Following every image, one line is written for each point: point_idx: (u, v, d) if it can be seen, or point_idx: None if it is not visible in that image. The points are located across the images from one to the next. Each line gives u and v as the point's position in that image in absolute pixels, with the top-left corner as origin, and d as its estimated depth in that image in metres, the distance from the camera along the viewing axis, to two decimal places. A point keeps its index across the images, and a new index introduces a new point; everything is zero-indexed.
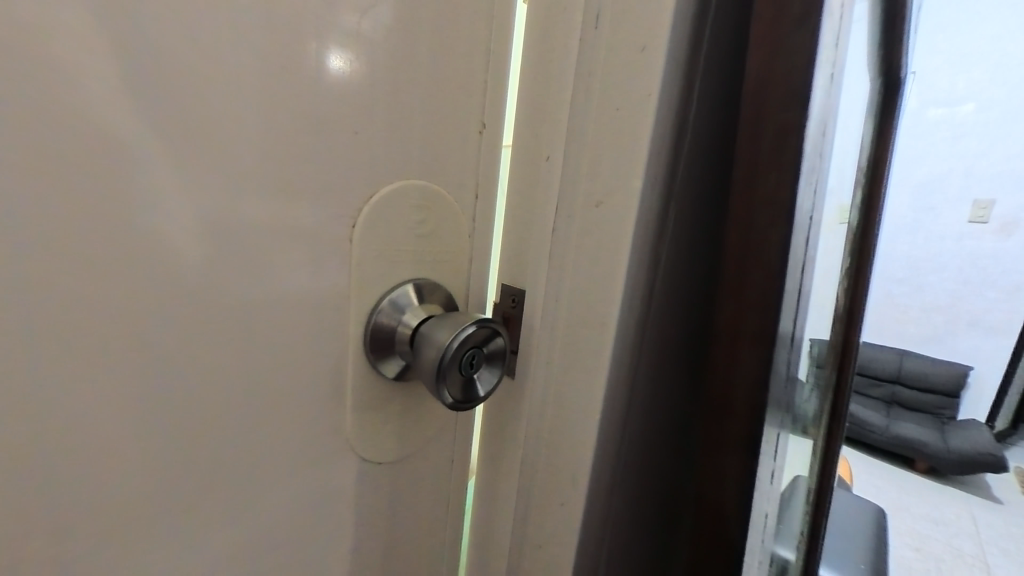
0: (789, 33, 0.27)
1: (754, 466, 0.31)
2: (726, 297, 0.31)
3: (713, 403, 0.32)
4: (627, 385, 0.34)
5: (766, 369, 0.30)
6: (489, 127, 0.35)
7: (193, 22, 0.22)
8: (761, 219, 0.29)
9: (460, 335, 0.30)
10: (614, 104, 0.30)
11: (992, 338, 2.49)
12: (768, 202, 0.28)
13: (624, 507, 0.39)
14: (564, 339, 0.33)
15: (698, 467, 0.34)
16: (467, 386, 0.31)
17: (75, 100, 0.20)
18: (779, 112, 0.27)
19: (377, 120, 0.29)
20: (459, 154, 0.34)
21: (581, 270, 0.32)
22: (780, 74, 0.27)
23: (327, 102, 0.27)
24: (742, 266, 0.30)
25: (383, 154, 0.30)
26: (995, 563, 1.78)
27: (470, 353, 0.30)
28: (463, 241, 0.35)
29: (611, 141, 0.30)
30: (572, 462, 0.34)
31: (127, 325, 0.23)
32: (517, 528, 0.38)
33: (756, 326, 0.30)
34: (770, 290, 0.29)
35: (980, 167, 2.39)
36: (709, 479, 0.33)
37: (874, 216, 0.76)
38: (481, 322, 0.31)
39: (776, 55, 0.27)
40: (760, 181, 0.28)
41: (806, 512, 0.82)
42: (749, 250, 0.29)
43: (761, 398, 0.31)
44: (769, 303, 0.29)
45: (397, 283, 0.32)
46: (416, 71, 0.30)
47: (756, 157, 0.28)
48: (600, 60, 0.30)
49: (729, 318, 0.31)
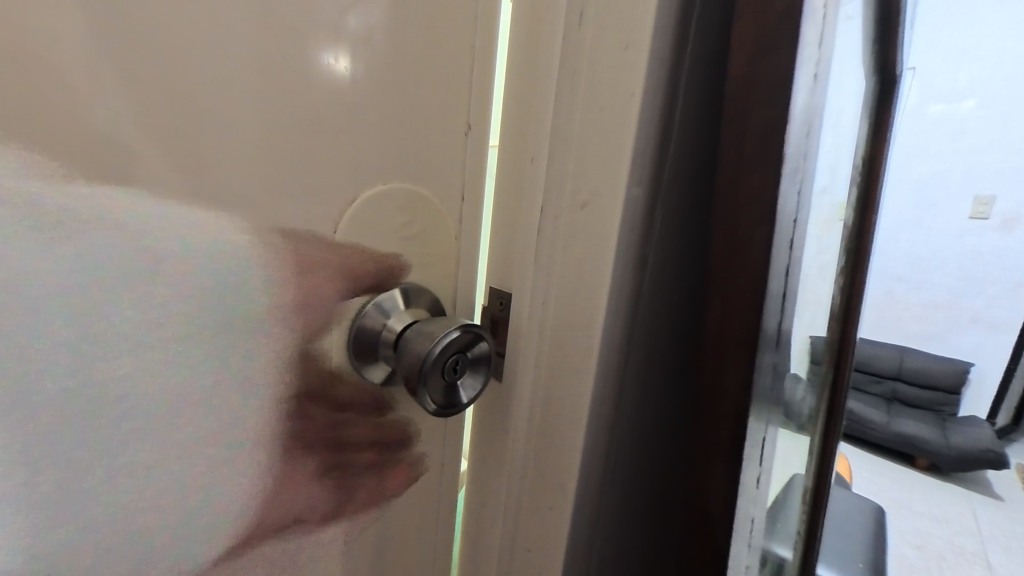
0: (772, 33, 0.26)
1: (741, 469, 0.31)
2: (713, 299, 0.30)
3: (699, 405, 0.32)
4: (614, 387, 0.34)
5: (751, 371, 0.30)
6: (476, 127, 0.34)
7: (172, 19, 0.22)
8: (744, 221, 0.28)
9: (444, 340, 0.30)
10: (599, 103, 0.29)
11: (991, 334, 2.49)
12: (749, 204, 0.28)
13: (614, 508, 0.39)
14: (552, 340, 0.33)
15: (687, 470, 0.34)
16: (450, 391, 0.31)
17: (53, 100, 0.20)
18: (761, 112, 0.27)
19: (364, 120, 0.29)
20: (446, 154, 0.33)
21: (566, 271, 0.32)
22: (762, 74, 0.27)
23: (314, 100, 0.27)
24: (728, 267, 0.29)
25: (370, 155, 0.30)
26: (996, 561, 1.78)
27: (454, 358, 0.30)
28: (450, 243, 0.35)
29: (596, 141, 0.30)
30: (561, 462, 0.34)
31: (107, 330, 0.23)
32: (508, 532, 0.37)
33: (741, 329, 0.30)
34: (755, 293, 0.29)
35: (981, 163, 2.38)
36: (696, 482, 0.33)
37: (870, 214, 0.75)
38: (466, 326, 0.30)
39: (760, 52, 0.27)
40: (744, 182, 0.28)
41: (804, 511, 0.82)
42: (730, 252, 0.29)
43: (746, 399, 0.30)
44: (755, 304, 0.29)
45: (382, 286, 0.32)
46: (404, 69, 0.30)
47: (739, 156, 0.28)
48: (585, 59, 0.29)
49: (714, 319, 0.30)
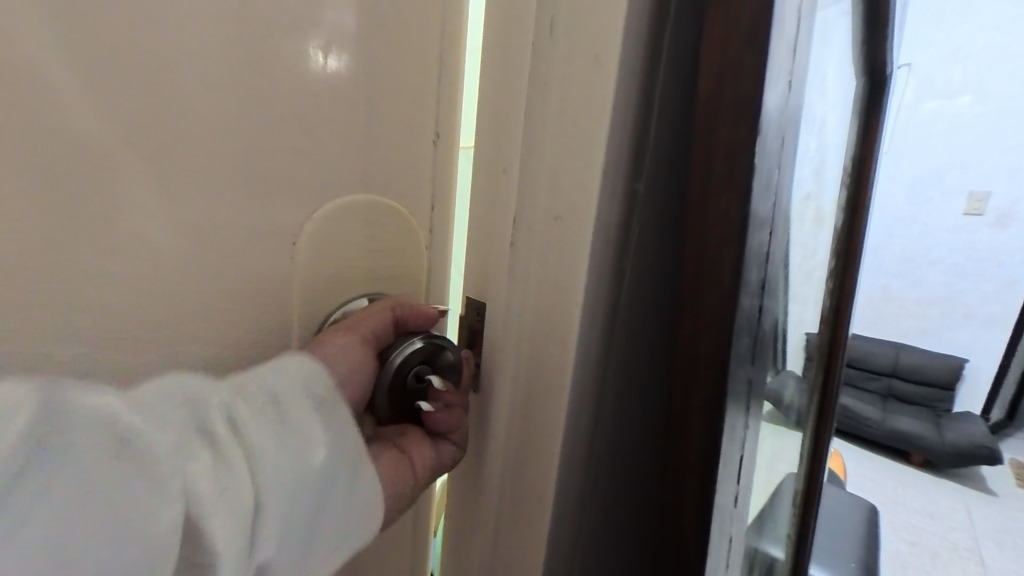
0: (738, 50, 0.26)
1: (712, 488, 0.31)
2: (683, 319, 0.30)
3: (671, 423, 0.32)
4: (588, 408, 0.34)
5: (722, 390, 0.29)
6: (444, 135, 0.35)
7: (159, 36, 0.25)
8: (713, 238, 0.28)
9: (404, 351, 0.34)
10: (571, 112, 0.29)
11: (986, 330, 2.50)
12: (718, 222, 0.27)
13: (595, 521, 0.39)
14: (528, 354, 0.33)
15: (661, 486, 0.34)
16: (429, 426, 0.35)
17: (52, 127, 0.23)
18: (727, 129, 0.26)
19: (340, 121, 0.31)
20: (416, 161, 0.35)
21: (541, 284, 0.31)
22: (727, 91, 0.26)
23: (296, 102, 0.29)
24: (697, 285, 0.29)
25: (349, 156, 0.32)
26: (988, 556, 1.79)
27: (415, 367, 0.34)
28: (419, 267, 0.37)
29: (568, 152, 0.29)
30: (537, 479, 0.33)
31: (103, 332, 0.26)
32: (489, 547, 0.37)
33: (711, 347, 0.29)
34: (725, 310, 0.28)
35: (975, 159, 2.38)
36: (669, 499, 0.32)
37: (861, 215, 0.75)
38: (427, 337, 0.34)
39: (725, 68, 0.26)
40: (712, 199, 0.27)
41: (795, 513, 0.82)
42: (701, 268, 0.28)
43: (717, 417, 0.30)
44: (725, 321, 0.28)
45: (349, 296, 0.34)
46: (377, 76, 0.32)
47: (705, 177, 0.28)
48: (557, 67, 0.29)
49: (686, 336, 0.30)
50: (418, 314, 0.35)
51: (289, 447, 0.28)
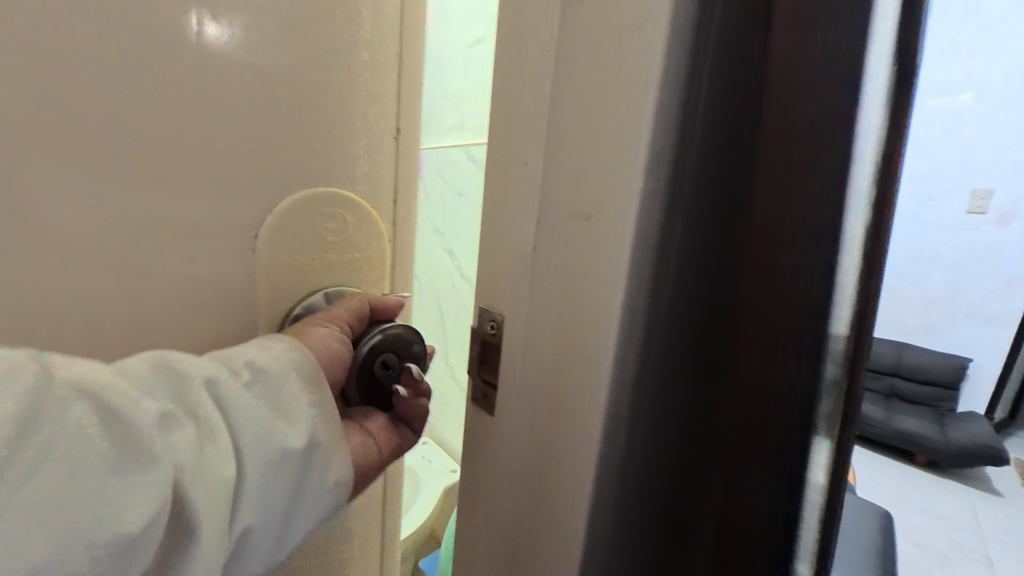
0: (811, 35, 0.29)
1: (789, 448, 0.34)
2: (754, 295, 0.33)
3: (749, 390, 0.34)
4: (652, 399, 0.34)
5: (807, 352, 0.33)
6: (403, 133, 0.48)
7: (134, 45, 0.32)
8: (787, 213, 0.31)
9: (370, 342, 0.41)
10: (603, 113, 0.28)
11: (990, 328, 2.47)
12: (798, 198, 0.31)
13: (634, 529, 0.37)
14: (550, 365, 0.32)
15: (738, 459, 0.36)
16: (400, 409, 0.44)
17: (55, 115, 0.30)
18: (817, 106, 0.30)
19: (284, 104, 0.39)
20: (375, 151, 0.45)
21: (564, 292, 0.31)
22: (797, 76, 0.30)
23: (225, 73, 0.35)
24: (775, 263, 0.32)
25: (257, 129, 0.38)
26: (997, 558, 1.76)
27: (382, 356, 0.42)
28: (386, 246, 0.48)
29: (592, 154, 0.29)
30: (564, 495, 0.32)
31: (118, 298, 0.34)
32: (506, 556, 0.36)
33: (804, 314, 0.32)
34: (795, 279, 0.32)
35: (978, 155, 2.36)
36: (751, 465, 0.34)
37: None
38: (387, 329, 0.42)
39: (798, 51, 0.30)
40: (785, 178, 0.31)
41: None
42: (777, 241, 0.32)
43: (797, 384, 0.33)
44: (808, 289, 0.32)
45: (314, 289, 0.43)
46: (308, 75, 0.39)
47: (780, 186, 0.31)
48: (581, 68, 0.29)
49: (758, 308, 0.33)
50: (391, 302, 0.45)
51: (272, 411, 0.34)
